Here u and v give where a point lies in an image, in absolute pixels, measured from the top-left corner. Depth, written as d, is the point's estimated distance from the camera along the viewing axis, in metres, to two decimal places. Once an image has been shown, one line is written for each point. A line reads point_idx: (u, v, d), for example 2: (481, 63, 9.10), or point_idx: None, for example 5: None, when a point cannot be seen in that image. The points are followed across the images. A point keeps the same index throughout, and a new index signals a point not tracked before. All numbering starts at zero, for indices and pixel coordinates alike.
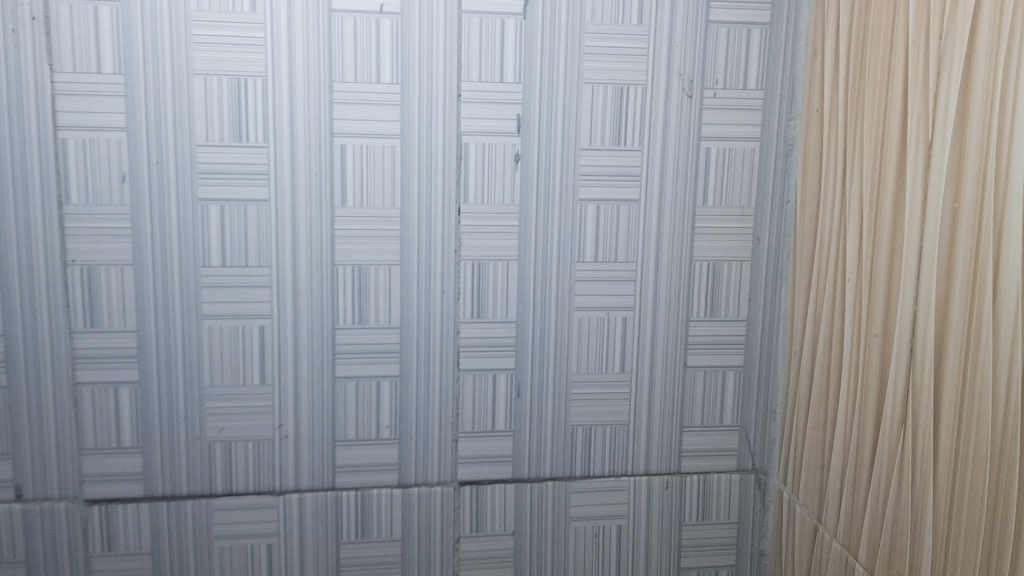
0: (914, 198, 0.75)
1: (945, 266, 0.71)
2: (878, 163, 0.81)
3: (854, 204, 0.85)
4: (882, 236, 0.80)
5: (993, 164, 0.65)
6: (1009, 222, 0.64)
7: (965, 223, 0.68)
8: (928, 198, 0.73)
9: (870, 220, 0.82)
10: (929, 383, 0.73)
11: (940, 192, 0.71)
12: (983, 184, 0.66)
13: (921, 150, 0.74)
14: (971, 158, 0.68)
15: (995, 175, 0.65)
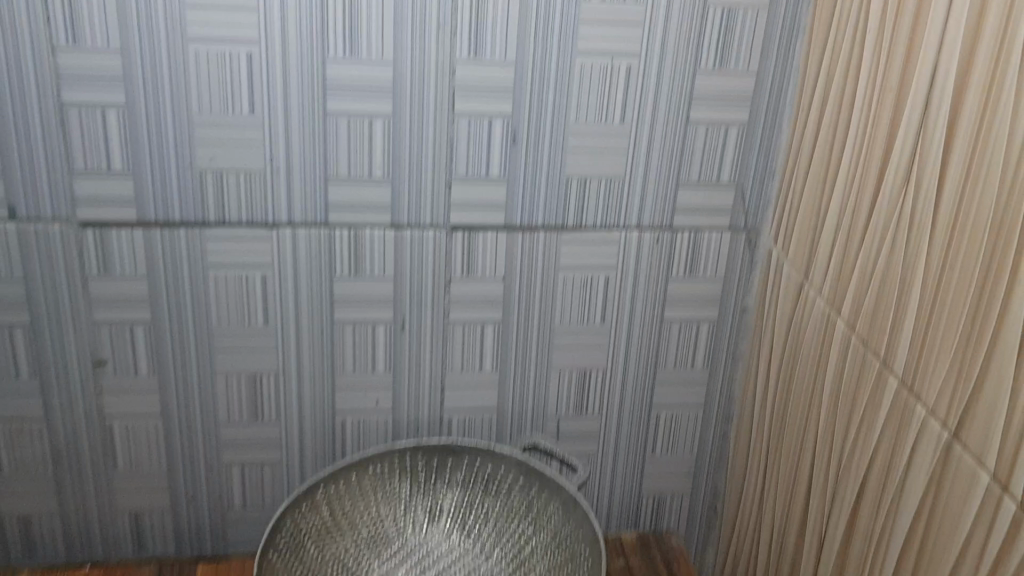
0: (866, 81, 0.62)
1: (852, 137, 0.63)
2: (839, 36, 0.66)
3: (802, 80, 0.71)
4: (832, 126, 0.66)
5: (955, 46, 0.52)
6: (962, 124, 0.52)
7: (868, 90, 0.62)
8: (883, 86, 0.60)
9: (818, 103, 0.69)
10: (820, 297, 0.68)
11: (899, 81, 0.58)
12: (940, 74, 0.54)
13: (889, 21, 0.59)
14: (932, 39, 0.54)
15: (956, 63, 0.52)
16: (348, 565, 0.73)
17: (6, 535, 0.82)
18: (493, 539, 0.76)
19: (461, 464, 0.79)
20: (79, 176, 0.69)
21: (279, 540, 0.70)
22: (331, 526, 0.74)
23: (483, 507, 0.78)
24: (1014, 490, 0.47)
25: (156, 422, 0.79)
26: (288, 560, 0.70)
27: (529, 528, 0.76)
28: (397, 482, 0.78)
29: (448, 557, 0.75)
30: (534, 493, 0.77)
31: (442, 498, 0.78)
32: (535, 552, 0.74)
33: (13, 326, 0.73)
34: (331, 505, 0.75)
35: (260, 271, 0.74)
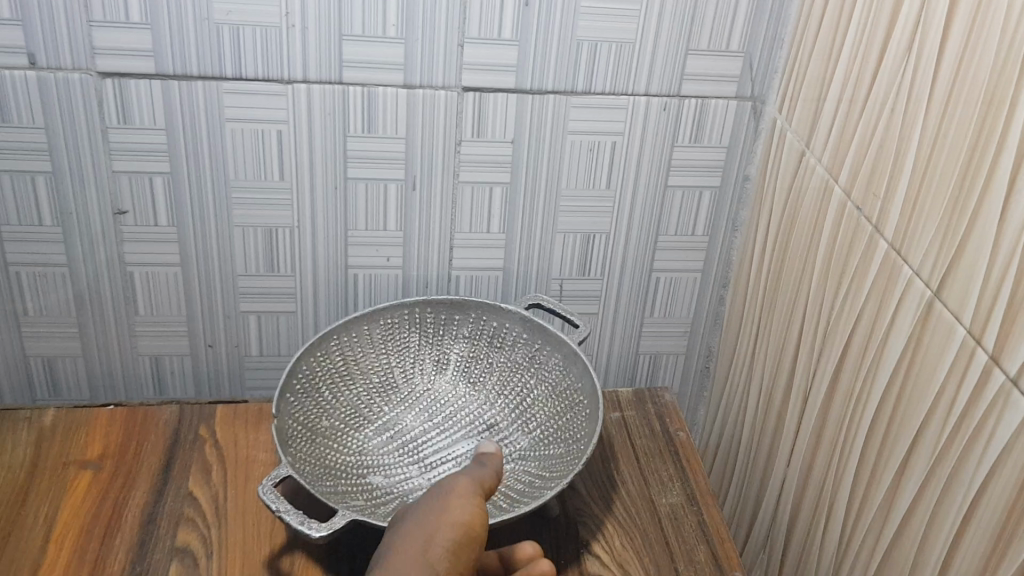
0: None
1: (860, 5, 0.64)
2: None
3: None
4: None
5: None
6: None
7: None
8: None
9: None
10: (818, 165, 0.70)
11: None
12: None
13: None
14: None
15: None
16: (361, 410, 0.78)
17: (35, 374, 0.86)
18: (496, 389, 0.81)
19: (467, 319, 0.83)
20: (97, 26, 0.70)
21: (294, 386, 0.75)
22: (344, 373, 0.79)
23: (488, 359, 0.82)
24: (987, 343, 0.51)
25: (175, 271, 0.82)
26: (304, 404, 0.75)
27: (531, 380, 0.80)
28: (406, 333, 0.82)
29: (455, 405, 0.80)
30: (537, 346, 0.81)
31: (449, 350, 0.82)
32: (536, 401, 0.79)
33: (35, 173, 0.76)
34: (343, 354, 0.79)
35: (276, 126, 0.76)
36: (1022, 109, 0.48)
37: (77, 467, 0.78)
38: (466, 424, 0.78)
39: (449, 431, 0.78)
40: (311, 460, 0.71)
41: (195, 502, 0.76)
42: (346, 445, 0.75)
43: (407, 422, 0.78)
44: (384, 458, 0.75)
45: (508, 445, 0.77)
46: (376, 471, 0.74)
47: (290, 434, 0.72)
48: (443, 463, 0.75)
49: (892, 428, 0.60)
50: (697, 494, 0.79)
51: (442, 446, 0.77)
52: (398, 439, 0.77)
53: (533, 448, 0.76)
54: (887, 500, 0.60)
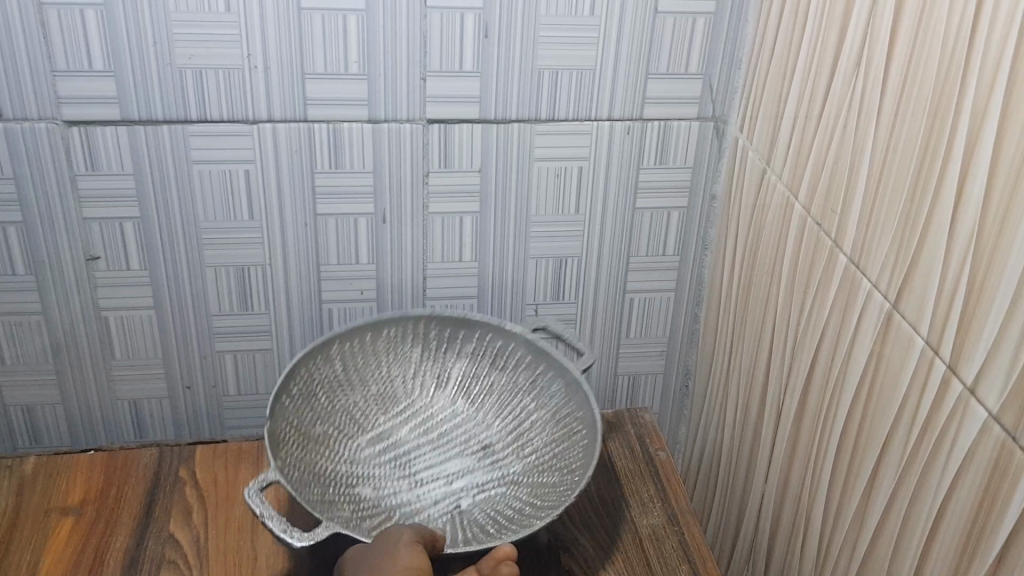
0: None
1: (810, 25, 0.65)
2: None
3: None
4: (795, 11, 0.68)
5: None
6: (907, 4, 0.53)
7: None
8: None
9: None
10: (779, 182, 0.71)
11: None
12: None
13: None
14: None
15: None
16: (357, 419, 0.77)
17: (15, 422, 0.86)
18: (495, 409, 0.79)
19: (471, 336, 0.82)
20: (61, 76, 0.71)
21: (291, 392, 0.74)
22: (341, 384, 0.78)
23: (488, 379, 0.81)
24: (944, 352, 0.51)
25: (150, 314, 0.82)
26: (299, 404, 0.74)
27: (530, 403, 0.79)
28: (409, 347, 0.81)
29: (451, 422, 0.78)
30: (539, 370, 0.81)
31: (449, 367, 0.81)
32: (534, 425, 0.78)
33: (7, 224, 0.76)
34: (341, 365, 0.79)
35: (243, 166, 0.76)
36: (964, 123, 0.48)
37: (58, 514, 0.78)
38: (461, 441, 0.77)
39: (442, 449, 0.76)
40: (301, 465, 0.70)
41: (177, 544, 0.75)
42: (337, 451, 0.74)
43: (401, 435, 0.77)
44: (374, 470, 0.74)
45: (501, 466, 0.75)
46: (364, 484, 0.72)
47: (282, 435, 0.70)
48: (434, 480, 0.74)
49: (861, 442, 0.60)
50: (678, 514, 0.79)
51: (434, 462, 0.75)
52: (390, 452, 0.75)
53: (525, 472, 0.74)
54: (861, 512, 0.60)
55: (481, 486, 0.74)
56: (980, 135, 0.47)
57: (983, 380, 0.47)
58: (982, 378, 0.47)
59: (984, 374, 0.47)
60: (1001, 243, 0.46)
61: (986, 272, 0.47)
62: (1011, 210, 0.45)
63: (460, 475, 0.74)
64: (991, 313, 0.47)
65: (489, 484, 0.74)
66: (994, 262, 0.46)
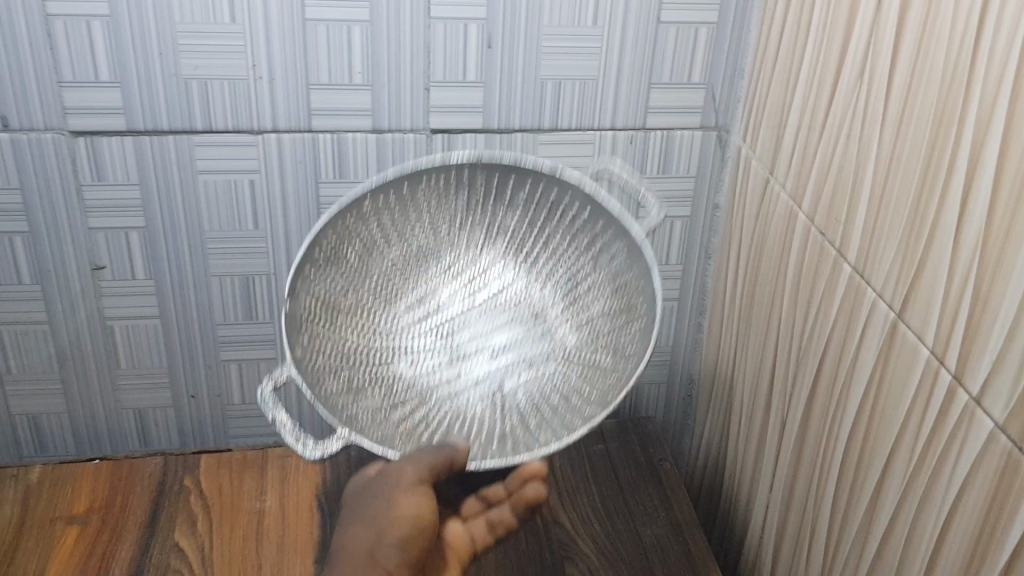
0: None
1: (813, 36, 0.65)
2: None
3: None
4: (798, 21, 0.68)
5: None
6: (911, 15, 0.54)
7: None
8: None
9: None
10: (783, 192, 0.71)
11: None
12: None
13: None
14: None
15: None
16: (396, 271, 0.68)
17: (20, 431, 0.87)
18: (552, 272, 0.69)
19: (524, 185, 0.67)
20: (68, 87, 0.71)
21: (321, 261, 0.64)
22: (380, 235, 0.67)
23: (545, 230, 0.68)
24: (949, 363, 0.51)
25: (156, 323, 0.83)
26: (329, 277, 0.65)
27: (590, 265, 0.68)
28: (456, 195, 0.68)
29: (501, 284, 0.70)
30: (600, 228, 0.67)
31: (502, 216, 0.68)
32: (592, 287, 0.68)
33: (13, 233, 0.77)
34: (379, 211, 0.66)
35: (247, 176, 0.76)
36: (968, 134, 0.48)
37: (63, 523, 0.78)
38: (510, 308, 0.69)
39: (489, 316, 0.69)
40: (332, 349, 0.64)
41: (182, 553, 0.76)
42: (370, 322, 0.66)
43: (443, 300, 0.69)
44: (414, 339, 0.67)
45: (555, 342, 0.68)
46: (402, 359, 0.66)
47: (306, 320, 0.63)
48: (478, 352, 0.68)
49: (866, 451, 0.60)
50: (682, 523, 0.79)
51: (480, 332, 0.68)
52: (432, 317, 0.68)
53: (576, 351, 0.67)
54: (866, 521, 0.60)
55: (531, 366, 0.67)
56: (985, 146, 0.47)
57: (988, 390, 0.47)
58: (987, 389, 0.48)
59: (989, 384, 0.47)
60: (1005, 253, 0.46)
61: (991, 283, 0.47)
62: (1015, 221, 0.45)
63: (508, 349, 0.68)
64: (996, 324, 0.47)
65: (538, 366, 0.67)
66: (999, 274, 0.46)
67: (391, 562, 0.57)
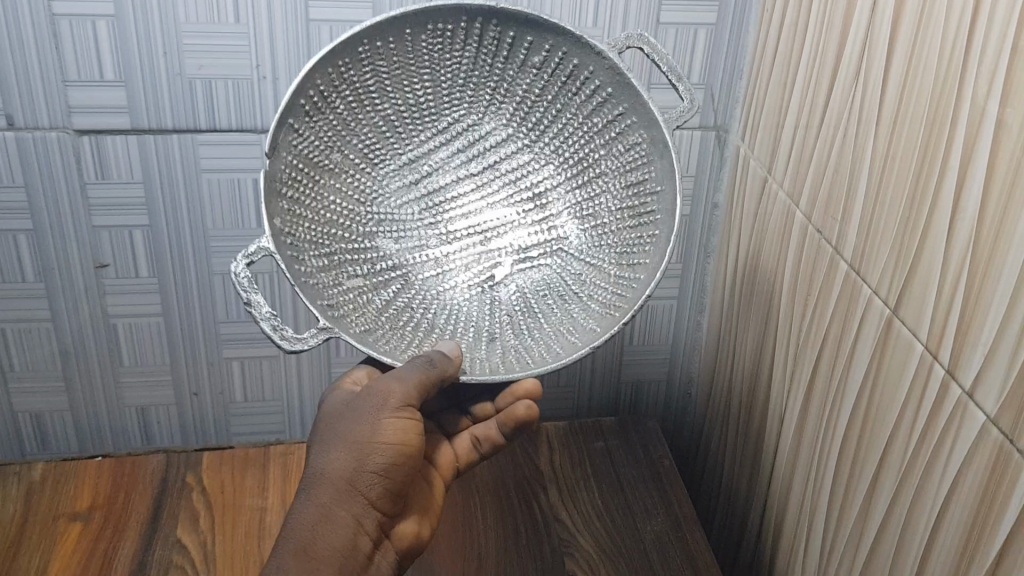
0: None
1: (811, 35, 0.66)
2: None
3: None
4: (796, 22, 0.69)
5: None
6: (906, 13, 0.54)
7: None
8: None
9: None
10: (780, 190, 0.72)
11: None
12: None
13: None
14: None
15: None
16: (390, 133, 0.64)
17: (23, 428, 0.87)
18: (562, 137, 0.64)
19: (542, 46, 0.60)
20: (73, 86, 0.72)
21: (307, 118, 0.60)
22: (376, 93, 0.62)
23: (554, 100, 0.63)
24: (943, 357, 0.51)
25: (158, 321, 0.83)
26: (316, 133, 0.61)
27: (602, 150, 0.63)
28: (461, 50, 0.61)
29: (502, 152, 0.66)
30: (618, 112, 0.61)
31: (512, 79, 0.62)
32: (598, 173, 0.64)
33: (17, 232, 0.77)
34: (377, 64, 0.60)
35: (250, 175, 0.77)
36: (961, 131, 0.49)
37: (66, 520, 0.78)
38: (508, 182, 0.67)
39: (483, 187, 0.67)
40: (316, 221, 0.62)
41: (184, 549, 0.76)
42: (359, 187, 0.64)
43: (439, 161, 0.66)
44: (401, 211, 0.66)
45: (553, 231, 0.66)
46: (387, 233, 0.65)
47: (290, 181, 0.60)
48: (467, 235, 0.67)
49: (862, 446, 0.60)
50: (680, 519, 0.80)
51: (471, 207, 0.67)
52: (425, 187, 0.66)
53: (573, 241, 0.65)
54: (863, 515, 0.61)
55: (524, 257, 0.66)
56: (977, 143, 0.48)
57: (981, 383, 0.48)
58: (979, 382, 0.48)
59: (982, 378, 0.48)
60: (997, 249, 0.46)
61: (983, 277, 0.48)
62: (1007, 217, 0.46)
63: (499, 231, 0.67)
64: (988, 319, 0.47)
65: (530, 253, 0.66)
66: (991, 270, 0.47)
67: (370, 489, 0.60)
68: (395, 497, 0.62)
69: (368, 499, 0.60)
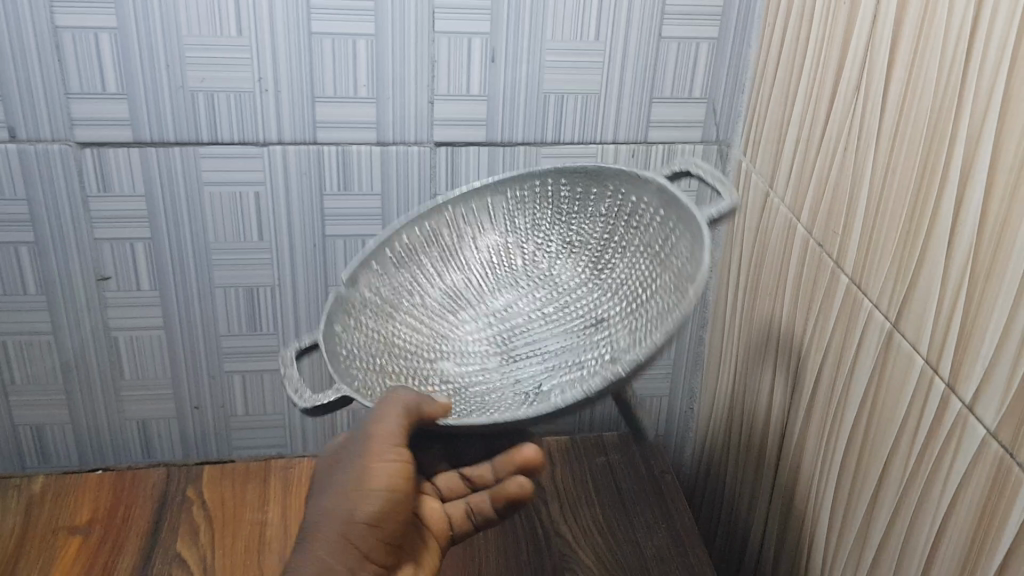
0: None
1: (812, 49, 0.66)
2: None
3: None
4: (798, 36, 0.69)
5: None
6: (905, 25, 0.54)
7: (826, 2, 0.64)
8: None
9: (785, 13, 0.71)
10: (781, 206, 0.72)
11: None
12: None
13: None
14: None
15: None
16: (469, 282, 0.65)
17: (24, 441, 0.87)
18: (631, 272, 0.61)
19: (605, 196, 0.63)
20: (75, 98, 0.72)
21: (390, 262, 0.65)
22: (453, 245, 0.66)
23: (622, 243, 0.62)
24: (944, 371, 0.51)
25: (159, 334, 0.83)
26: (394, 277, 0.65)
27: (660, 266, 0.58)
28: (533, 207, 0.65)
29: (577, 300, 0.63)
30: (671, 225, 0.58)
31: (583, 229, 0.64)
32: (657, 286, 0.58)
33: (19, 244, 0.77)
34: (458, 222, 0.66)
35: (252, 188, 0.77)
36: (961, 143, 0.49)
37: (65, 533, 0.78)
38: (577, 321, 0.61)
39: (556, 324, 0.62)
40: (379, 345, 0.62)
41: (183, 563, 0.76)
42: (431, 326, 0.63)
43: (515, 308, 0.64)
44: (468, 343, 0.62)
45: (606, 347, 0.58)
46: (452, 359, 0.62)
47: (360, 305, 0.63)
48: (529, 365, 0.60)
49: (863, 461, 0.60)
50: (682, 535, 0.79)
51: (539, 338, 0.61)
52: (499, 328, 0.63)
53: (624, 347, 0.56)
54: (863, 531, 0.60)
55: (575, 371, 0.57)
56: (977, 154, 0.48)
57: (981, 395, 0.48)
58: (980, 395, 0.48)
59: (982, 390, 0.48)
60: (997, 261, 0.46)
61: (983, 290, 0.47)
62: (1006, 228, 0.45)
63: (562, 359, 0.59)
64: (987, 332, 0.47)
65: (582, 365, 0.57)
66: (991, 282, 0.47)
67: (363, 540, 0.55)
68: (387, 548, 0.57)
69: (362, 552, 0.55)
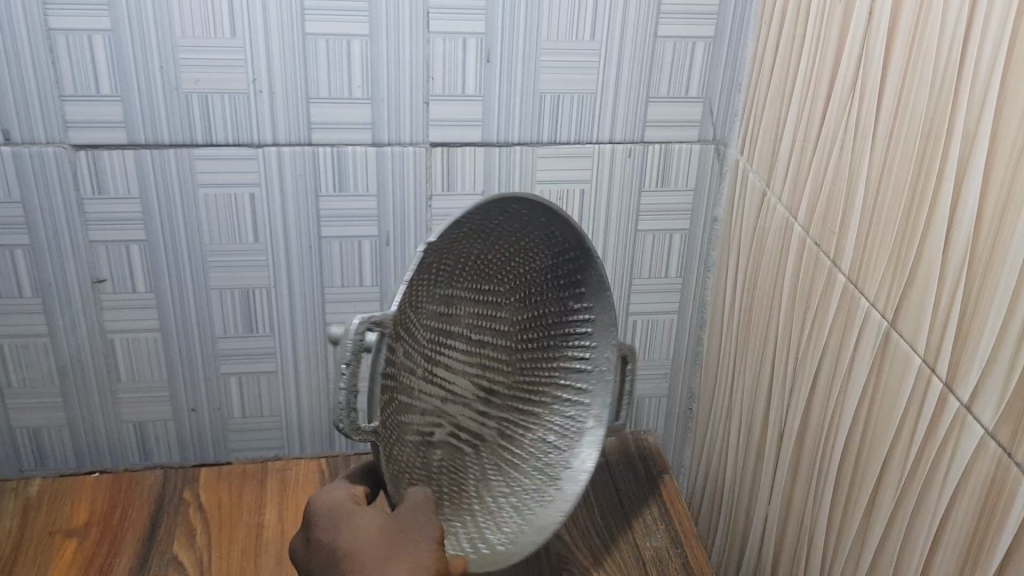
0: None
1: (808, 48, 0.66)
2: None
3: None
4: (793, 35, 0.68)
5: None
6: (900, 23, 0.54)
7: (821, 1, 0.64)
8: None
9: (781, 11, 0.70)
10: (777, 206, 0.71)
11: None
12: None
13: None
14: None
15: None
16: (463, 266, 0.62)
17: (20, 444, 0.87)
18: (536, 379, 0.69)
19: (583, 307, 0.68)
20: (69, 101, 0.72)
21: (463, 224, 0.58)
22: (493, 228, 0.61)
23: (551, 346, 0.69)
24: (940, 371, 0.51)
25: (155, 336, 0.83)
26: (450, 237, 0.58)
27: (549, 406, 0.70)
28: (540, 254, 0.65)
29: (493, 351, 0.67)
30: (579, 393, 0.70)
31: (547, 306, 0.67)
32: (528, 420, 0.70)
33: (14, 247, 0.77)
34: (510, 218, 0.61)
35: (248, 189, 0.77)
36: (957, 142, 0.48)
37: (62, 537, 0.78)
38: (479, 370, 0.67)
39: (470, 361, 0.66)
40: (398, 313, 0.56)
41: (180, 566, 0.75)
42: (415, 297, 0.59)
43: (460, 314, 0.64)
44: (420, 333, 0.61)
45: (482, 426, 0.68)
46: (405, 343, 0.60)
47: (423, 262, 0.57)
48: (433, 393, 0.64)
49: (861, 462, 0.60)
50: (681, 537, 0.79)
51: (454, 373, 0.66)
52: (439, 332, 0.63)
53: (493, 443, 0.69)
54: (862, 532, 0.60)
55: (455, 440, 0.67)
56: (973, 153, 0.47)
57: (979, 396, 0.47)
58: (977, 394, 0.47)
59: (980, 391, 0.47)
60: (993, 261, 0.46)
61: (980, 290, 0.47)
62: (1002, 227, 0.45)
63: (454, 403, 0.66)
64: (985, 332, 0.47)
65: (456, 434, 0.67)
66: (988, 282, 0.46)
67: None
68: None
69: None
